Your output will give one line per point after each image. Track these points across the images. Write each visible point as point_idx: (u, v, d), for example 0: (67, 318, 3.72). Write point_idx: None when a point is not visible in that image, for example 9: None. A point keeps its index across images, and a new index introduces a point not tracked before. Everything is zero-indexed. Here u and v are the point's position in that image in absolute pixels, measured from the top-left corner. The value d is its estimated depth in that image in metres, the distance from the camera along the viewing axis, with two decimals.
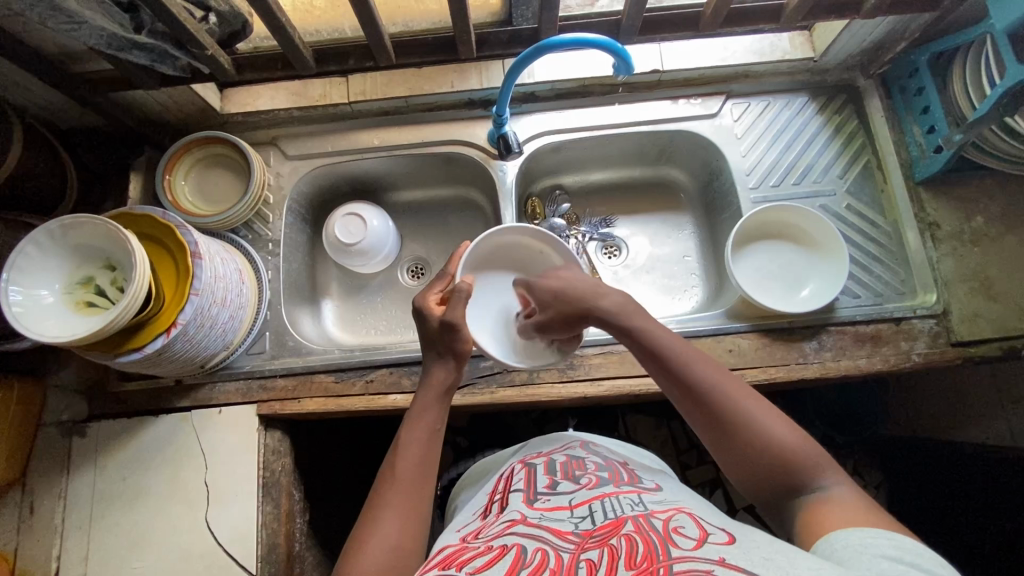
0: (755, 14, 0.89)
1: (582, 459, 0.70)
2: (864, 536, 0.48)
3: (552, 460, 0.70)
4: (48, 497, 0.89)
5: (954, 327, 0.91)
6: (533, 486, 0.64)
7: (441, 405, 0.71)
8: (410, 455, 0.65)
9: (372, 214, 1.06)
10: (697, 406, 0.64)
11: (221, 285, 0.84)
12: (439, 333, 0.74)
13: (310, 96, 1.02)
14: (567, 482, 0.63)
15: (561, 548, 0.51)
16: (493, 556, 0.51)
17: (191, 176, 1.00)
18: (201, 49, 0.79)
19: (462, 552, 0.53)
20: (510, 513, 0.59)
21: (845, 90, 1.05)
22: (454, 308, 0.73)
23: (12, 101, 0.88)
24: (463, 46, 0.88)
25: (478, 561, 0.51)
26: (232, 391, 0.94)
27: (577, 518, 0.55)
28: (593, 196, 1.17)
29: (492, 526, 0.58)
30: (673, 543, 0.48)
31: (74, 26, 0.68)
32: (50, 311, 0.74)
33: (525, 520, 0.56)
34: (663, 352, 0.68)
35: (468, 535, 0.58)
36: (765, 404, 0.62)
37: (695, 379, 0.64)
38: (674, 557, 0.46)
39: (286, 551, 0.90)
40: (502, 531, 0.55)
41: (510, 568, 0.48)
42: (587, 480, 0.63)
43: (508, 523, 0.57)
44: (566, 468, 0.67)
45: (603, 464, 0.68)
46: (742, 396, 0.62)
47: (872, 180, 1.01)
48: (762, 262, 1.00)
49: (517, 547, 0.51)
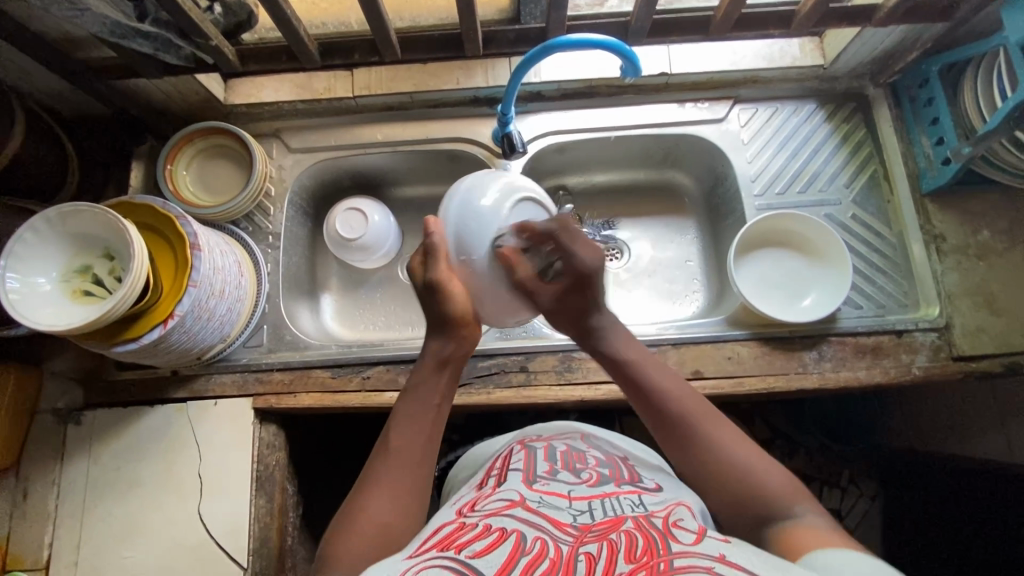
0: (766, 19, 0.88)
1: (582, 452, 0.69)
2: (847, 556, 0.47)
3: (552, 447, 0.70)
4: (42, 484, 0.89)
5: (956, 342, 0.91)
6: (532, 469, 0.63)
7: (443, 378, 0.68)
8: (401, 429, 0.63)
9: (373, 209, 1.05)
10: (671, 435, 0.65)
11: (220, 278, 0.84)
12: (427, 298, 0.69)
13: (314, 90, 1.01)
14: (568, 474, 0.63)
15: (559, 540, 0.49)
16: (493, 540, 0.49)
17: (193, 166, 0.99)
18: (205, 39, 0.78)
19: (458, 533, 0.52)
20: (507, 492, 0.58)
21: (855, 98, 1.04)
22: (434, 268, 0.68)
23: (15, 85, 0.87)
24: (469, 43, 0.87)
25: (477, 544, 0.49)
26: (228, 383, 0.94)
27: (576, 511, 0.55)
28: (596, 198, 1.16)
29: (489, 501, 0.57)
30: (673, 538, 0.49)
31: (77, 13, 0.69)
32: (45, 299, 0.73)
33: (524, 504, 0.55)
34: (639, 375, 0.69)
35: (463, 508, 0.58)
36: (738, 436, 0.63)
37: (668, 406, 0.66)
38: (674, 552, 0.46)
39: (277, 545, 0.90)
40: (500, 510, 0.54)
41: (511, 552, 0.47)
42: (588, 475, 0.63)
43: (506, 502, 0.56)
44: (566, 458, 0.67)
45: (604, 459, 0.68)
46: (715, 428, 0.63)
47: (878, 191, 1.00)
48: (764, 269, 1.00)
49: (516, 534, 0.50)
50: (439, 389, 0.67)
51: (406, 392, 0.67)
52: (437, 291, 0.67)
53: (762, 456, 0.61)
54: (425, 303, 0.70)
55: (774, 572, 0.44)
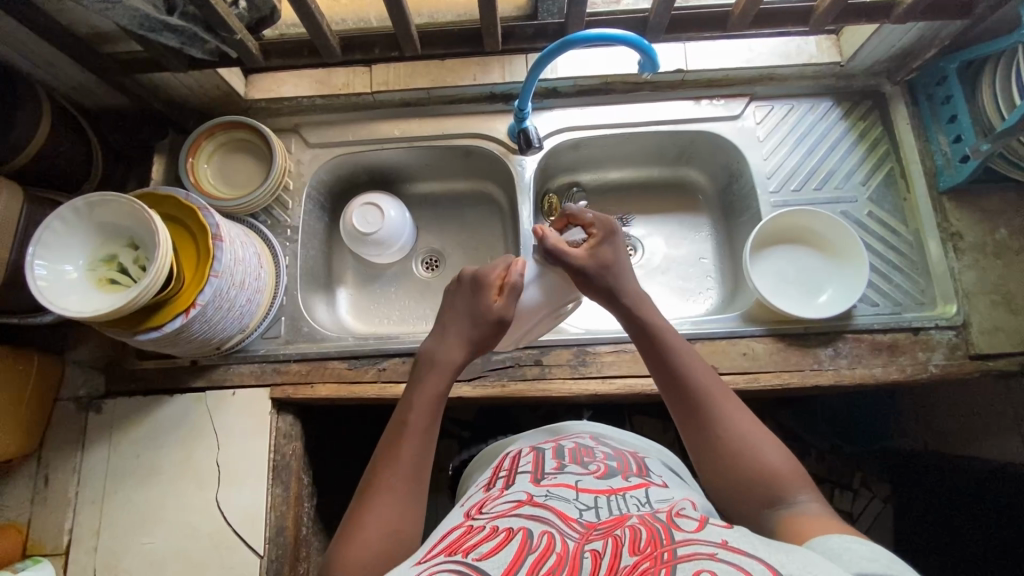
0: (783, 15, 0.88)
1: (590, 447, 0.69)
2: (845, 543, 0.48)
3: (561, 446, 0.70)
4: (64, 470, 0.91)
5: (974, 340, 0.90)
6: (540, 468, 0.64)
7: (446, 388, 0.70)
8: (409, 442, 0.64)
9: (389, 204, 1.06)
10: (689, 416, 0.65)
11: (240, 268, 0.85)
12: (486, 327, 0.72)
13: (333, 85, 1.03)
14: (575, 467, 0.63)
15: (566, 535, 0.50)
16: (500, 540, 0.49)
17: (213, 159, 1.01)
18: (230, 32, 0.80)
19: (467, 535, 0.52)
20: (515, 492, 0.59)
21: (871, 96, 1.04)
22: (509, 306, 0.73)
23: (43, 79, 0.89)
24: (489, 39, 0.88)
25: (484, 545, 0.49)
26: (246, 373, 0.95)
27: (583, 505, 0.55)
28: (610, 195, 1.16)
29: (497, 503, 0.58)
30: (676, 527, 0.49)
31: (108, 6, 0.69)
32: (73, 286, 0.75)
33: (531, 500, 0.56)
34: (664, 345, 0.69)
35: (472, 510, 0.59)
36: (753, 416, 0.64)
37: (694, 382, 0.66)
38: (678, 541, 0.46)
39: (292, 534, 0.90)
40: (508, 511, 0.54)
41: (517, 551, 0.47)
42: (595, 467, 0.63)
43: (514, 502, 0.56)
44: (574, 454, 0.67)
45: (612, 453, 0.68)
46: (732, 409, 0.64)
47: (895, 189, 1.00)
48: (781, 266, 0.99)
49: (522, 532, 0.50)
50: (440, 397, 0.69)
51: (417, 399, 0.68)
52: (500, 327, 0.73)
53: (770, 440, 0.62)
54: (478, 317, 0.72)
55: (777, 555, 0.45)
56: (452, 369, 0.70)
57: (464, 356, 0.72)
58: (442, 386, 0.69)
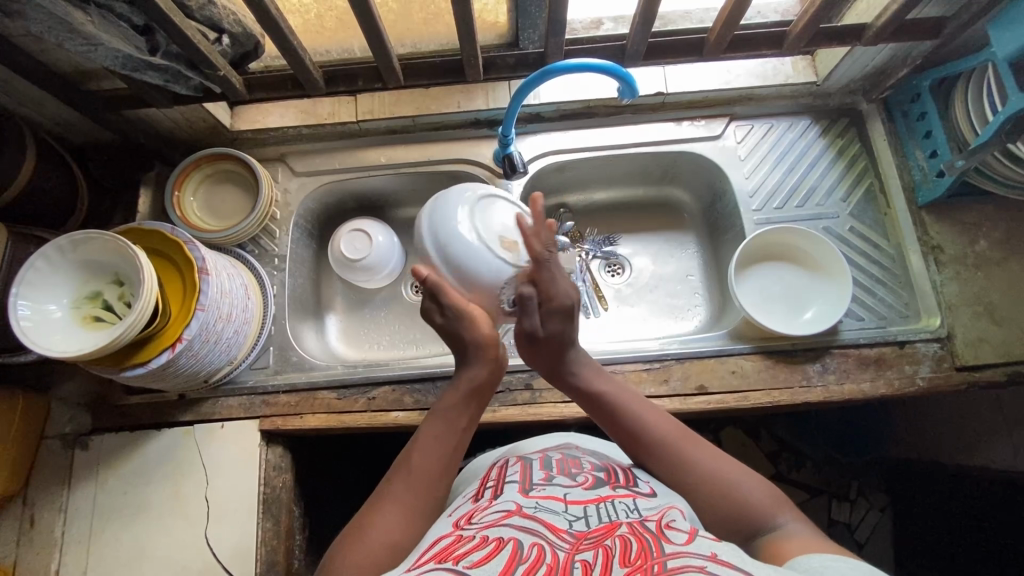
0: (758, 40, 0.90)
1: (577, 458, 0.69)
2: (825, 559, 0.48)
3: (548, 457, 0.69)
4: (49, 510, 0.89)
5: (958, 351, 0.91)
6: (527, 478, 0.63)
7: (467, 405, 0.69)
8: (425, 450, 0.64)
9: (377, 230, 1.07)
10: (665, 458, 0.65)
11: (227, 300, 0.85)
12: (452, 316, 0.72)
13: (318, 114, 1.04)
14: (564, 478, 0.63)
15: (555, 545, 0.50)
16: (490, 550, 0.49)
17: (200, 193, 1.01)
18: (213, 69, 0.80)
19: (457, 544, 0.51)
20: (504, 502, 0.58)
21: (848, 113, 1.06)
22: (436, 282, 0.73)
23: (27, 117, 0.90)
24: (470, 69, 0.89)
25: (476, 553, 0.49)
26: (234, 406, 0.94)
27: (572, 516, 0.55)
28: (597, 215, 1.17)
29: (486, 514, 0.57)
30: (666, 539, 0.49)
31: (90, 48, 0.71)
32: (58, 325, 0.74)
33: (520, 511, 0.55)
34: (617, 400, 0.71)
35: (461, 519, 0.58)
36: (680, 424, 0.68)
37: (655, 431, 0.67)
38: (668, 553, 0.47)
39: (285, 567, 0.89)
40: (497, 521, 0.54)
41: (508, 561, 0.47)
42: (583, 479, 0.63)
43: (502, 513, 0.56)
44: (562, 465, 0.67)
45: (598, 465, 0.68)
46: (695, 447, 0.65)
47: (874, 204, 1.02)
48: (767, 283, 1.01)
49: (514, 542, 0.50)
50: (456, 417, 0.68)
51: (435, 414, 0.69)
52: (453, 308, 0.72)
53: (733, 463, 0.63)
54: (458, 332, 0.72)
55: (764, 569, 0.45)
56: (470, 382, 0.70)
57: (480, 371, 0.71)
58: (461, 401, 0.69)
